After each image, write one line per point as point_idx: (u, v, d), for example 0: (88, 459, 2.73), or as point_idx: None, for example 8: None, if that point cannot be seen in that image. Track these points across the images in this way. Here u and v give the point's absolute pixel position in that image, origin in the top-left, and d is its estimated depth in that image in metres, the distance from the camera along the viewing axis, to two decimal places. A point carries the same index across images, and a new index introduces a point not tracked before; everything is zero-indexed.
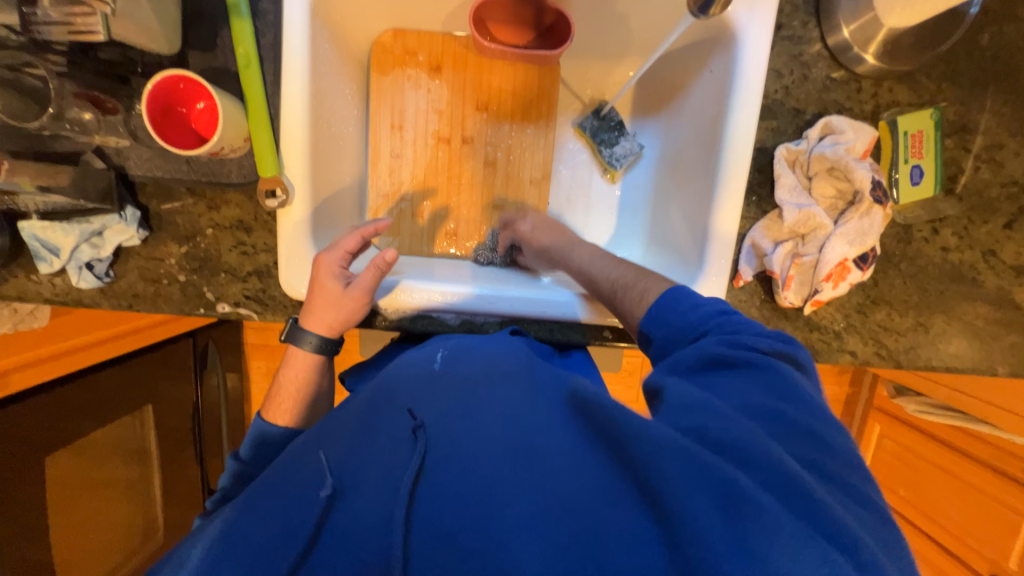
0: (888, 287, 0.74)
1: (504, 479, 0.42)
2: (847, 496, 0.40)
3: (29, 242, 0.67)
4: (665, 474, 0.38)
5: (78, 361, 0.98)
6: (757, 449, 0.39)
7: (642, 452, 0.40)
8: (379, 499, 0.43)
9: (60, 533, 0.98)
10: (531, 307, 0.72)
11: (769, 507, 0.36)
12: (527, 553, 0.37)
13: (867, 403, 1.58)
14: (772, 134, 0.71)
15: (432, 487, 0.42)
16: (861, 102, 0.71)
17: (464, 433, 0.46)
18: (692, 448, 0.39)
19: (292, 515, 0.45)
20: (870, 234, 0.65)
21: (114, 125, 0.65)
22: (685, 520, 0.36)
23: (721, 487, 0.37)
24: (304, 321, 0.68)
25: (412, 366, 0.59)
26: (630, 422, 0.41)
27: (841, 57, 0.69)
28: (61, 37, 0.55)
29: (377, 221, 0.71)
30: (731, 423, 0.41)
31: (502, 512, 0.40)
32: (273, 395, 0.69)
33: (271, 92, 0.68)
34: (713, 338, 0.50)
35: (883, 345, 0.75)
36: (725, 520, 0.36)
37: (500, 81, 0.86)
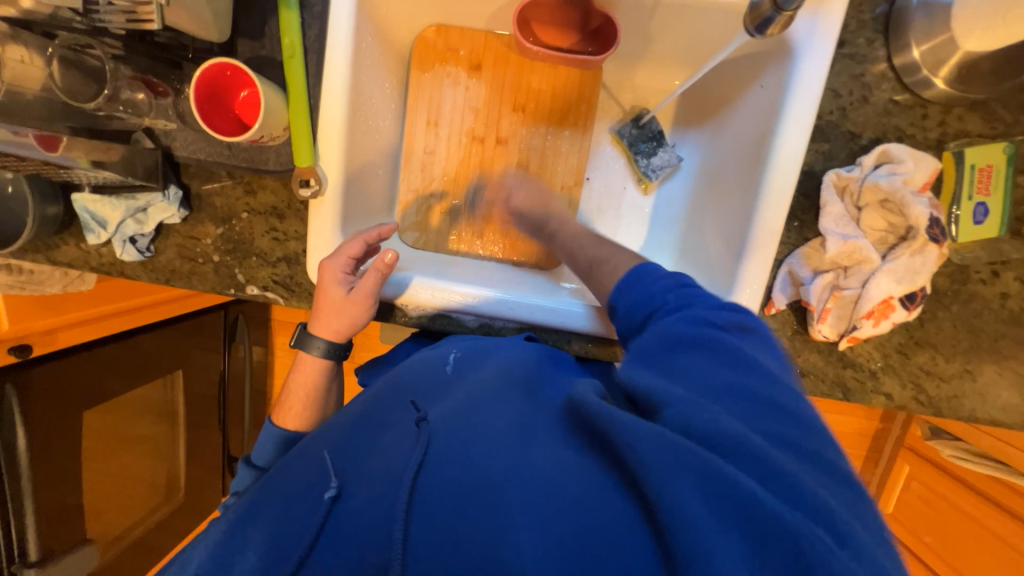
0: (935, 329, 0.70)
1: (499, 475, 0.41)
2: (834, 479, 0.39)
3: (80, 213, 0.71)
4: (654, 470, 0.36)
5: (114, 326, 1.06)
6: (743, 439, 0.37)
7: (628, 443, 0.38)
8: (382, 491, 0.43)
9: (95, 484, 1.04)
10: (547, 315, 0.71)
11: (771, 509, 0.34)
12: (528, 546, 0.36)
13: (898, 440, 1.53)
14: (822, 158, 0.67)
15: (431, 479, 0.42)
16: (925, 130, 0.66)
17: (461, 426, 0.46)
18: (681, 440, 0.37)
19: (299, 516, 0.46)
20: (921, 273, 0.61)
21: (165, 108, 0.68)
22: (681, 517, 0.34)
23: (714, 481, 0.35)
24: (314, 326, 0.70)
25: (425, 365, 0.60)
26: (620, 420, 0.39)
27: (907, 80, 0.64)
28: (119, 24, 0.57)
29: (381, 226, 0.70)
30: (718, 412, 0.39)
31: (499, 508, 0.39)
32: (285, 398, 0.71)
33: (314, 83, 0.69)
34: (674, 317, 0.48)
35: (923, 390, 0.71)
36: (729, 522, 0.34)
37: (539, 83, 0.84)
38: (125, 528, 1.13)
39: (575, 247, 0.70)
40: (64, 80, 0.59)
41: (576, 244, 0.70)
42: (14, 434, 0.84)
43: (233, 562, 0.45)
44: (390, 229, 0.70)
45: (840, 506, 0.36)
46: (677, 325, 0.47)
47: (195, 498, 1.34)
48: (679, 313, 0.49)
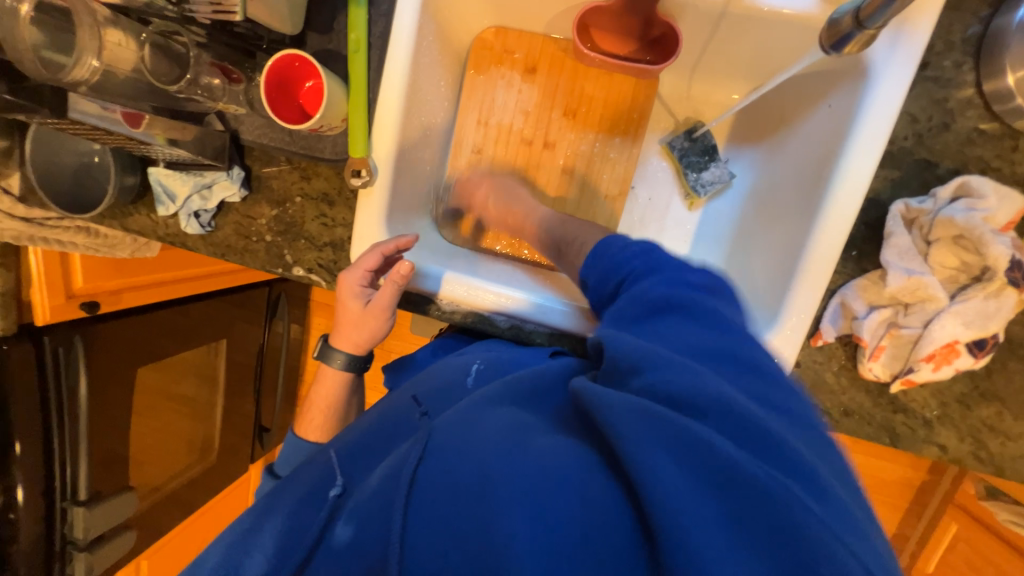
0: (1004, 381, 0.64)
1: (484, 450, 0.41)
2: (800, 427, 0.39)
3: (154, 185, 0.76)
4: (632, 439, 0.35)
5: (173, 292, 1.15)
6: (719, 402, 0.36)
7: (605, 418, 0.37)
8: (384, 487, 0.44)
9: (141, 436, 1.12)
10: (576, 322, 0.71)
11: (747, 473, 0.33)
12: (518, 533, 0.35)
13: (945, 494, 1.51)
14: (890, 186, 0.62)
15: (427, 473, 0.42)
16: (1013, 164, 0.60)
17: (457, 417, 0.47)
18: (658, 410, 0.36)
19: (310, 517, 0.48)
20: (993, 318, 0.56)
21: (236, 94, 0.71)
22: (657, 490, 0.33)
23: (686, 450, 0.34)
24: (336, 339, 0.75)
25: (449, 372, 0.62)
26: (601, 407, 0.38)
27: (997, 108, 0.59)
28: (206, 14, 0.61)
29: (399, 237, 0.70)
30: (697, 379, 0.38)
31: (490, 500, 0.37)
32: (306, 410, 0.77)
33: (373, 78, 0.71)
34: (646, 281, 0.48)
35: (983, 446, 0.66)
36: (704, 493, 0.33)
37: (592, 88, 0.84)
38: (162, 480, 1.21)
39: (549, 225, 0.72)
40: (152, 63, 0.64)
41: (559, 225, 0.72)
42: (78, 381, 0.92)
43: (241, 562, 0.48)
44: (408, 242, 0.70)
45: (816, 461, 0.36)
46: (652, 293, 0.46)
47: (227, 461, 1.42)
48: (657, 279, 0.48)
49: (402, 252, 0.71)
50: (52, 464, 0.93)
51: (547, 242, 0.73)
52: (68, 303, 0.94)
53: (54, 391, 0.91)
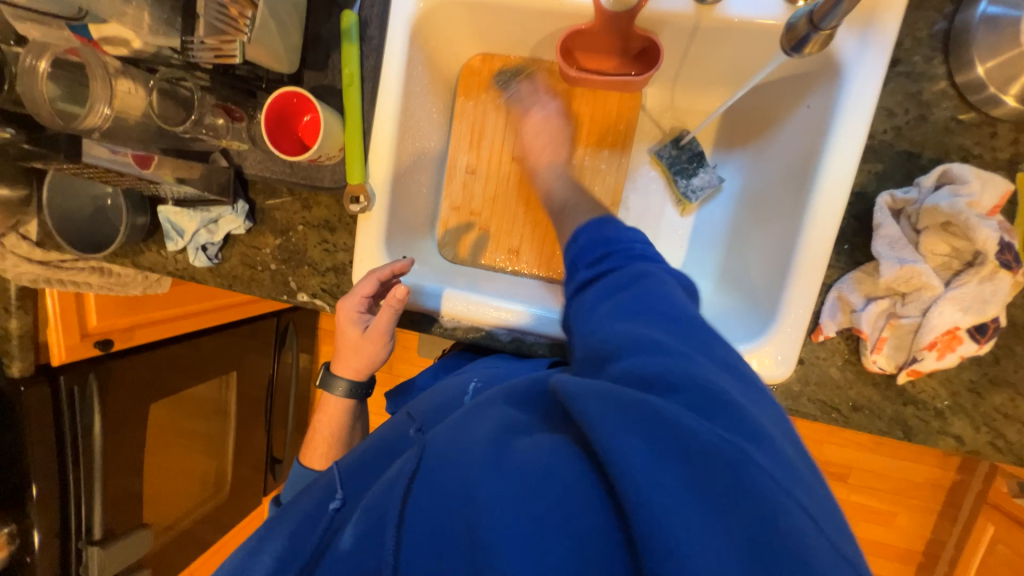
0: (1013, 367, 0.63)
1: (469, 453, 0.42)
2: (750, 396, 0.42)
3: (163, 223, 0.80)
4: (602, 424, 0.36)
5: (184, 326, 1.18)
6: (678, 376, 0.40)
7: (580, 409, 0.38)
8: (381, 501, 0.45)
9: (155, 472, 1.13)
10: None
11: (706, 441, 0.35)
12: (503, 527, 0.36)
13: (980, 495, 1.59)
14: (875, 179, 0.63)
15: (423, 480, 0.44)
16: (994, 149, 0.61)
17: (451, 424, 0.48)
18: (622, 392, 0.38)
19: (311, 533, 0.50)
20: (991, 303, 0.56)
21: (239, 131, 0.75)
22: (624, 469, 0.33)
23: (652, 428, 0.35)
24: (337, 366, 0.76)
25: (447, 393, 0.63)
26: (576, 398, 0.39)
27: (972, 98, 0.60)
28: (207, 61, 0.63)
29: (394, 262, 0.71)
30: (665, 363, 0.41)
31: (474, 500, 0.38)
32: (310, 438, 0.77)
33: (367, 108, 0.75)
34: (620, 270, 0.54)
35: (1000, 435, 0.64)
36: (668, 463, 0.34)
37: (579, 105, 0.87)
38: (175, 519, 1.20)
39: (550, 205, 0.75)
40: (160, 108, 0.67)
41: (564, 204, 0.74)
42: (93, 418, 0.95)
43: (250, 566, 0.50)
44: (402, 267, 0.70)
45: (766, 427, 0.39)
46: (628, 287, 0.51)
47: (241, 494, 1.41)
48: (631, 274, 0.53)
49: (397, 277, 0.72)
50: (67, 502, 0.95)
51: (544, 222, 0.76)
52: (82, 342, 0.98)
53: (69, 429, 0.93)
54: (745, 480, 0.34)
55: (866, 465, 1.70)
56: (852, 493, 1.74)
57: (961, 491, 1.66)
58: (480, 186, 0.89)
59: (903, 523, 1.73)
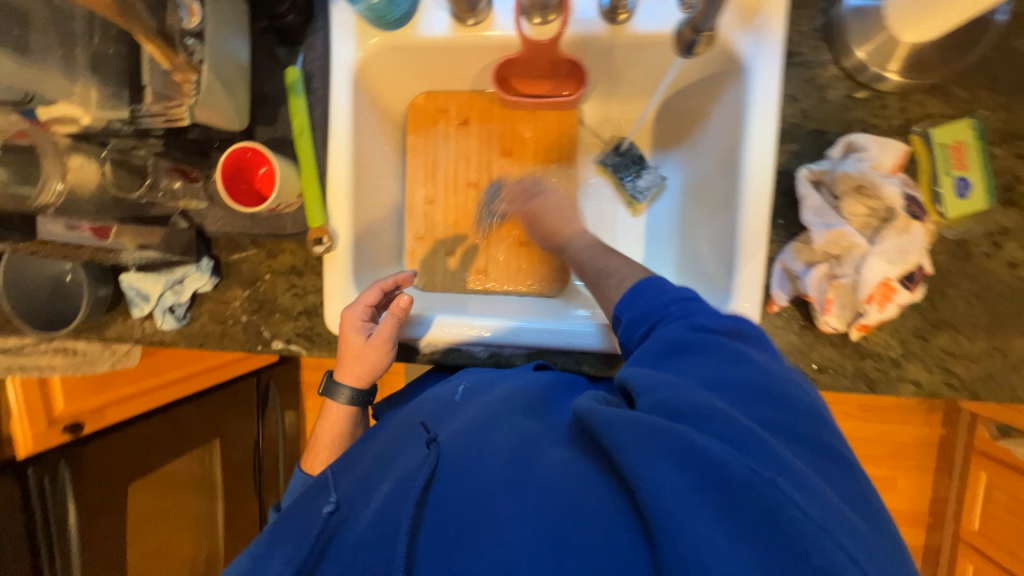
0: (949, 308, 0.69)
1: (492, 472, 0.47)
2: (810, 452, 0.43)
3: (127, 290, 0.80)
4: (634, 454, 0.40)
5: (158, 398, 1.14)
6: (728, 423, 0.41)
7: (607, 433, 0.43)
8: (388, 506, 0.49)
9: (139, 557, 1.08)
10: (583, 342, 0.74)
11: (742, 476, 0.38)
12: (520, 543, 0.41)
13: (967, 445, 1.65)
14: (793, 157, 0.69)
15: (436, 489, 0.48)
16: (888, 118, 0.67)
17: (467, 438, 0.52)
18: (661, 427, 0.41)
19: (308, 528, 0.53)
20: (912, 251, 0.61)
21: (196, 190, 0.76)
22: (652, 489, 0.39)
23: (691, 466, 0.39)
24: (338, 374, 0.75)
25: (434, 398, 0.65)
26: (613, 432, 0.42)
27: (860, 77, 0.67)
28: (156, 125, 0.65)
29: (399, 274, 0.76)
30: (706, 401, 0.43)
31: (496, 512, 0.44)
32: (312, 444, 0.77)
33: (321, 154, 0.78)
34: (674, 324, 0.52)
35: (952, 373, 0.69)
36: (698, 494, 0.38)
37: (524, 128, 0.91)
38: None
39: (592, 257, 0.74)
40: (113, 176, 0.68)
41: (586, 257, 0.75)
42: (66, 506, 0.92)
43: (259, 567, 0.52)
44: (406, 279, 0.75)
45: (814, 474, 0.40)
46: (669, 336, 0.51)
47: None
48: (674, 326, 0.52)
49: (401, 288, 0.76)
50: None
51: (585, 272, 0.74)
52: (49, 430, 0.94)
53: (42, 523, 0.89)
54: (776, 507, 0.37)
55: (859, 433, 1.77)
56: None
57: (950, 444, 1.72)
58: (440, 214, 0.92)
59: (904, 486, 1.78)
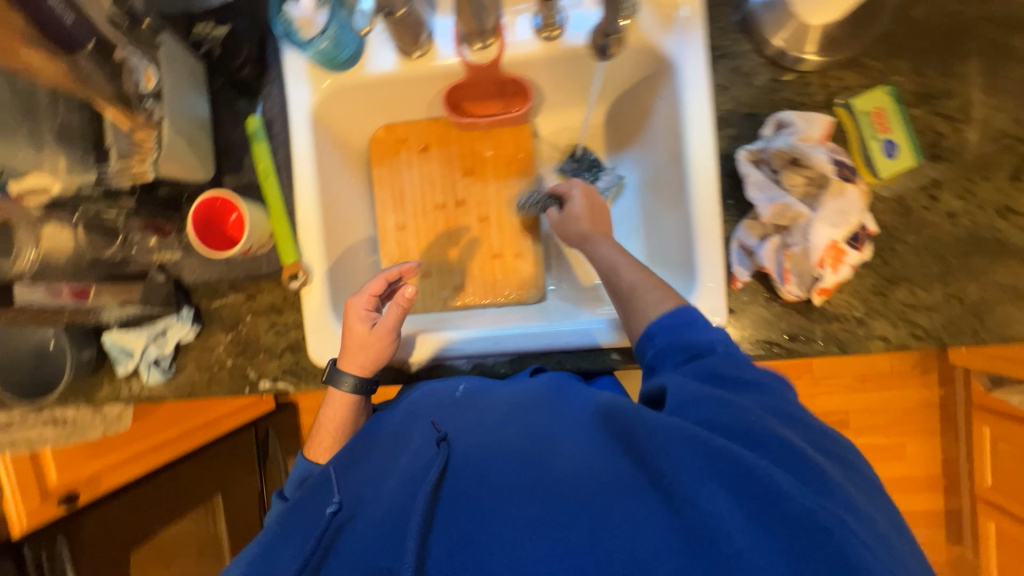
0: (901, 263, 0.72)
1: (514, 475, 0.51)
2: (847, 471, 0.50)
3: (110, 349, 0.81)
4: (685, 466, 0.47)
5: (155, 459, 1.12)
6: (767, 439, 0.48)
7: (653, 447, 0.48)
8: (396, 506, 0.52)
9: None
10: (584, 341, 0.79)
11: (777, 484, 0.44)
12: (538, 549, 0.45)
13: (966, 403, 1.68)
14: (732, 141, 0.73)
15: (449, 489, 0.52)
16: (812, 95, 0.72)
17: (484, 442, 0.56)
18: (711, 442, 0.47)
19: (311, 530, 0.57)
20: (851, 212, 0.65)
21: (171, 243, 0.80)
22: (700, 497, 0.45)
23: (738, 478, 0.45)
24: (342, 363, 0.75)
25: (436, 395, 0.70)
26: (661, 447, 0.48)
27: (780, 61, 0.72)
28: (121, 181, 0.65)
29: (403, 264, 0.77)
30: (746, 421, 0.50)
31: (514, 507, 0.49)
32: (316, 433, 0.76)
33: (287, 194, 0.81)
34: (720, 345, 0.59)
35: (916, 324, 0.72)
36: (736, 499, 0.45)
37: (483, 146, 0.94)
38: None
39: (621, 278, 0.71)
40: (88, 239, 0.70)
41: (614, 278, 0.73)
42: None
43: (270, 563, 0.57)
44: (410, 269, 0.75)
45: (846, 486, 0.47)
46: (712, 366, 0.56)
47: None
48: (715, 355, 0.57)
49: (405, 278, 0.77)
50: None
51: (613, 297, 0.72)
52: (44, 504, 0.93)
53: None
54: (807, 507, 0.43)
55: (859, 404, 1.78)
56: (858, 437, 1.80)
57: (950, 404, 1.75)
58: (413, 238, 0.95)
59: (913, 452, 1.79)
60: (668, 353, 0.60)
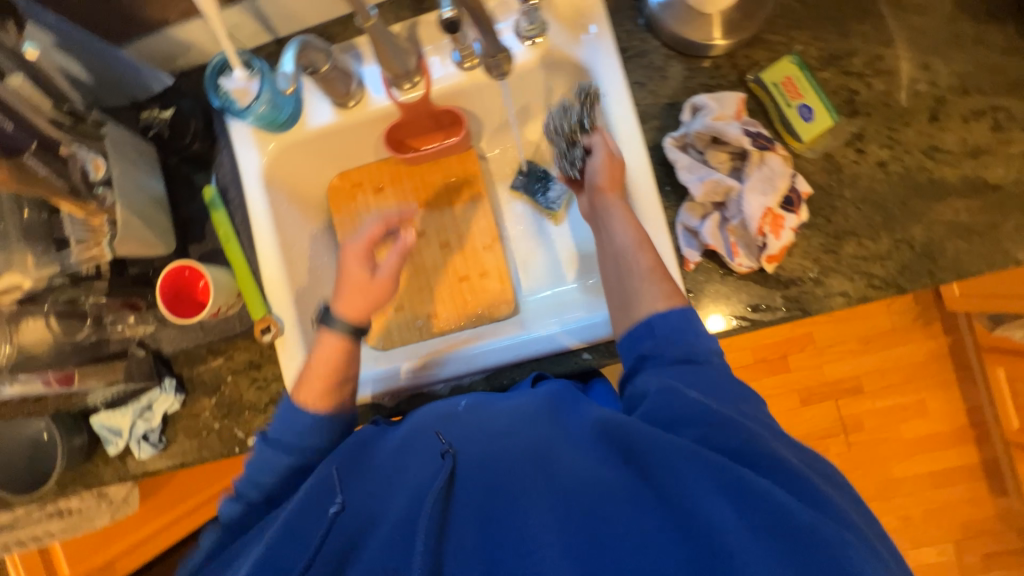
0: (844, 218, 0.73)
1: (526, 491, 0.56)
2: (833, 484, 0.55)
3: (100, 430, 0.83)
4: (688, 481, 0.51)
5: (164, 539, 1.12)
6: (766, 456, 0.52)
7: (660, 467, 0.53)
8: (408, 518, 0.57)
9: None
10: (551, 346, 0.82)
11: (770, 498, 0.49)
12: (547, 554, 0.52)
13: (975, 346, 1.67)
14: (659, 131, 0.76)
15: (458, 499, 0.58)
16: (724, 76, 0.76)
17: (492, 455, 0.60)
18: (716, 462, 0.51)
19: (315, 527, 0.61)
20: (777, 178, 0.67)
21: (146, 317, 0.81)
22: (702, 511, 0.49)
23: (738, 490, 0.50)
24: (339, 304, 0.76)
25: (438, 409, 0.68)
26: (670, 468, 0.52)
27: (687, 51, 0.76)
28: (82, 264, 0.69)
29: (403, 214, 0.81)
30: (747, 438, 0.53)
31: (524, 516, 0.55)
32: (304, 375, 0.74)
33: (250, 254, 0.84)
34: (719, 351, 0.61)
35: (872, 275, 0.72)
36: (734, 512, 0.49)
37: (432, 177, 0.97)
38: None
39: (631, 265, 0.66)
40: (64, 325, 0.74)
41: (626, 264, 0.66)
42: None
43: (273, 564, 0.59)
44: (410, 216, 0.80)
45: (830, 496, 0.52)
46: (707, 378, 0.58)
47: None
48: (706, 366, 0.59)
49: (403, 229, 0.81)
50: None
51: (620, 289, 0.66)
52: None
53: None
54: (798, 521, 0.48)
55: (869, 367, 1.75)
56: (875, 400, 1.75)
57: (960, 350, 1.72)
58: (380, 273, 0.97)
59: (934, 407, 1.74)
60: (668, 363, 0.59)
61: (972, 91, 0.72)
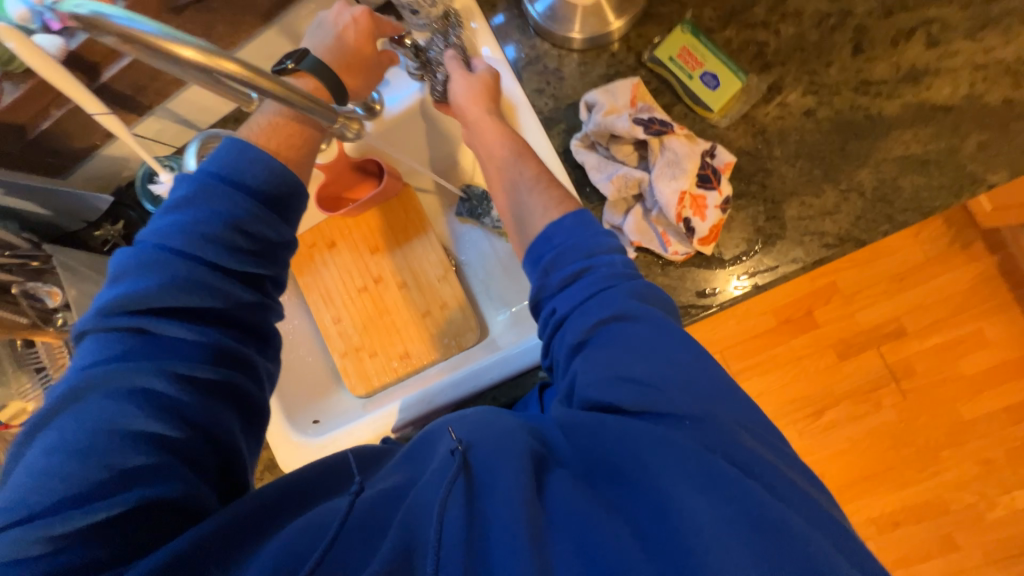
0: (780, 179, 0.67)
1: (539, 501, 0.45)
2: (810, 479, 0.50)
3: None
4: (689, 487, 0.43)
5: None
6: (763, 467, 0.45)
7: (658, 474, 0.45)
8: (412, 528, 0.43)
9: None
10: (505, 370, 0.83)
11: (773, 514, 0.41)
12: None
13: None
14: (567, 134, 0.74)
15: (473, 507, 0.44)
16: (621, 61, 0.72)
17: (515, 452, 0.46)
18: (715, 467, 0.44)
19: (324, 532, 0.44)
20: (683, 159, 0.64)
21: None
22: (692, 526, 0.41)
23: (720, 486, 0.43)
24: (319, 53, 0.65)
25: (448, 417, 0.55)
26: (666, 474, 0.44)
27: (577, 46, 0.73)
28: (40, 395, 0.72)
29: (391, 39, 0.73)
30: (755, 445, 0.47)
31: (544, 533, 0.43)
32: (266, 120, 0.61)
33: None
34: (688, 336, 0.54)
35: (825, 234, 0.65)
36: (737, 524, 0.41)
37: (377, 223, 1.00)
38: None
39: (515, 174, 0.66)
40: None
41: (511, 176, 0.66)
42: None
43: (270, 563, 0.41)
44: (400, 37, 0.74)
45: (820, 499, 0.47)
46: (619, 302, 0.54)
47: None
48: (614, 289, 0.54)
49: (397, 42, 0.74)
50: None
51: (511, 203, 0.66)
52: None
53: None
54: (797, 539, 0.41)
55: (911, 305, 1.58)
56: (927, 338, 1.58)
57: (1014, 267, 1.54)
58: (347, 323, 1.00)
59: (996, 334, 1.56)
60: (566, 280, 0.57)
61: (895, 11, 0.65)
